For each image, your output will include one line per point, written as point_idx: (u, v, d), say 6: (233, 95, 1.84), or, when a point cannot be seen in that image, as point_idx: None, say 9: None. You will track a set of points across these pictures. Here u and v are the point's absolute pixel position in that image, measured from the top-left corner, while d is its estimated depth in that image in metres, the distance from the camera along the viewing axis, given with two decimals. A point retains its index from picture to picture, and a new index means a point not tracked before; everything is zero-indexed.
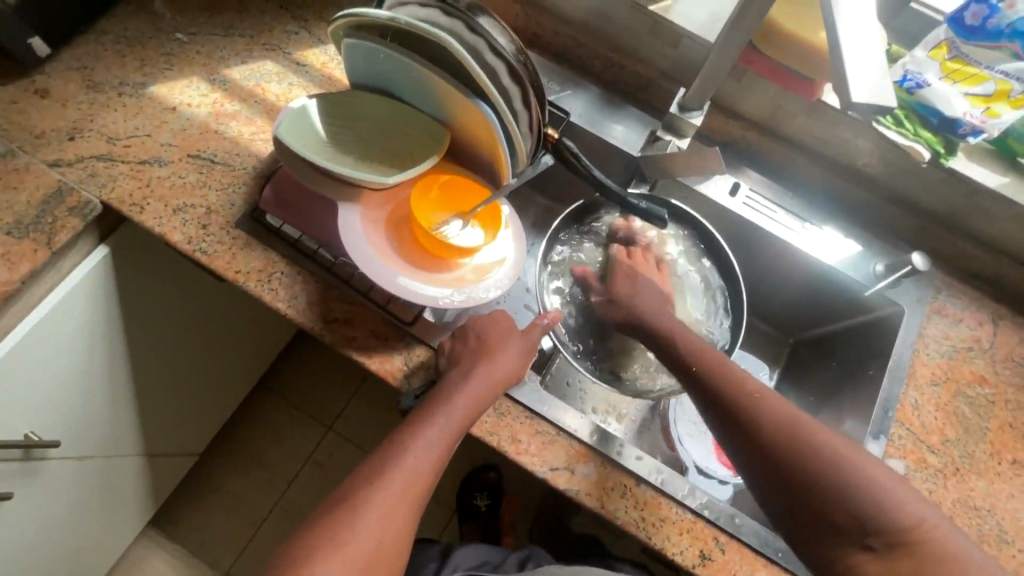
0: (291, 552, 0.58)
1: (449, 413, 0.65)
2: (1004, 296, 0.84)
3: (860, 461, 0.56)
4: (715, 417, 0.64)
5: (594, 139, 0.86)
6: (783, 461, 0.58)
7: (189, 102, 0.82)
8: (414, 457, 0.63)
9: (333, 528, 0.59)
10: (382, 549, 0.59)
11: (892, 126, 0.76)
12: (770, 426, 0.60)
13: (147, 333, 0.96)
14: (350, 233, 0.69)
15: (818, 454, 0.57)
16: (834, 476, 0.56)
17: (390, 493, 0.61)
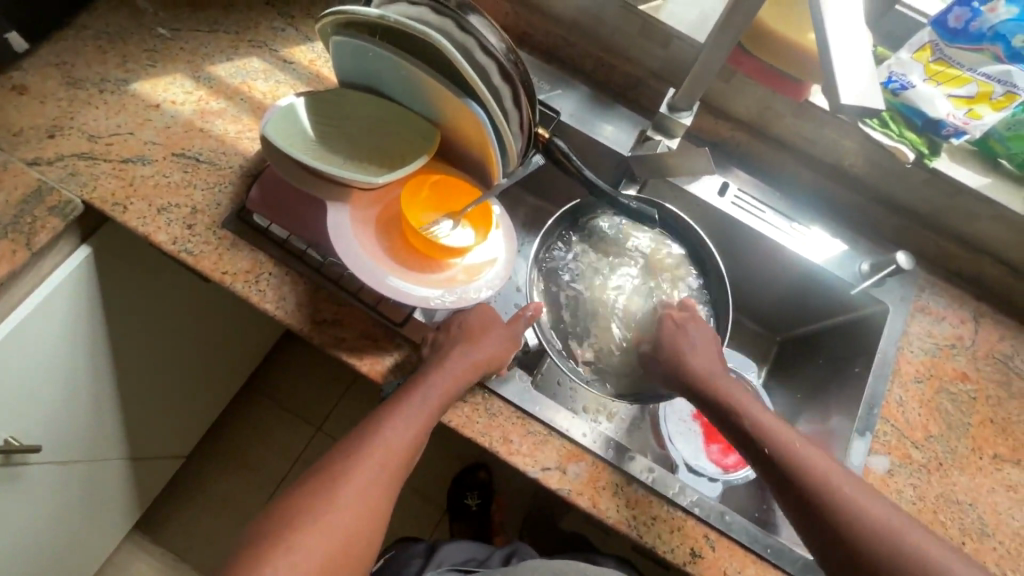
0: (267, 523, 0.58)
1: (428, 392, 0.65)
2: (985, 294, 0.86)
3: (895, 522, 0.59)
4: (794, 508, 0.62)
5: (584, 138, 0.86)
6: (827, 522, 0.60)
7: (173, 99, 0.80)
8: (393, 433, 0.63)
9: (312, 500, 0.58)
10: (359, 522, 0.59)
11: (878, 127, 0.78)
12: (816, 486, 0.61)
13: (130, 334, 0.94)
14: (339, 233, 0.68)
15: (861, 517, 0.59)
16: (874, 540, 0.58)
17: (369, 467, 0.61)
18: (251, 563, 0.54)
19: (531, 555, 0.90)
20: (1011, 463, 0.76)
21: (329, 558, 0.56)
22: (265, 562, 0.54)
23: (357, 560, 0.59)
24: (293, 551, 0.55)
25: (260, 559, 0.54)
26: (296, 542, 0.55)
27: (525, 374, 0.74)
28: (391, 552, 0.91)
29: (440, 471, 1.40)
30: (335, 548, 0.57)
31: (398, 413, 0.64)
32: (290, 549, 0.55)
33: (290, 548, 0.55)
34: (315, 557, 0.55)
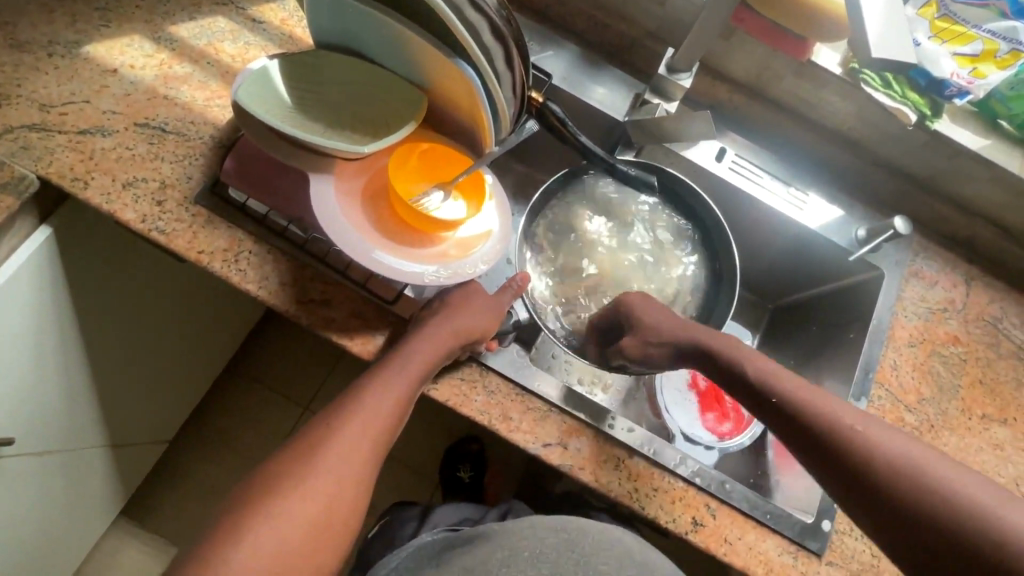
0: (240, 491, 0.52)
1: (411, 358, 0.60)
2: (976, 258, 0.86)
3: (921, 457, 0.53)
4: (793, 441, 0.59)
5: (578, 103, 0.82)
6: (832, 457, 0.55)
7: (132, 63, 0.74)
8: (377, 397, 0.58)
9: (289, 466, 0.53)
10: (343, 491, 0.53)
11: (881, 87, 0.75)
12: (816, 422, 0.57)
13: (102, 317, 0.89)
14: (323, 207, 0.64)
15: (879, 454, 0.53)
16: (898, 478, 0.52)
17: (352, 431, 0.55)
18: (223, 535, 0.49)
19: (528, 511, 0.84)
20: (999, 423, 0.77)
21: (310, 528, 0.51)
22: (239, 533, 0.48)
23: (343, 529, 0.53)
24: (270, 520, 0.50)
25: (233, 530, 0.49)
26: (272, 511, 0.50)
27: (521, 350, 0.72)
28: (387, 517, 0.87)
29: (432, 446, 1.39)
30: (316, 516, 0.51)
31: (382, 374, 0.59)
32: (265, 519, 0.50)
33: (265, 517, 0.50)
34: (296, 526, 0.50)
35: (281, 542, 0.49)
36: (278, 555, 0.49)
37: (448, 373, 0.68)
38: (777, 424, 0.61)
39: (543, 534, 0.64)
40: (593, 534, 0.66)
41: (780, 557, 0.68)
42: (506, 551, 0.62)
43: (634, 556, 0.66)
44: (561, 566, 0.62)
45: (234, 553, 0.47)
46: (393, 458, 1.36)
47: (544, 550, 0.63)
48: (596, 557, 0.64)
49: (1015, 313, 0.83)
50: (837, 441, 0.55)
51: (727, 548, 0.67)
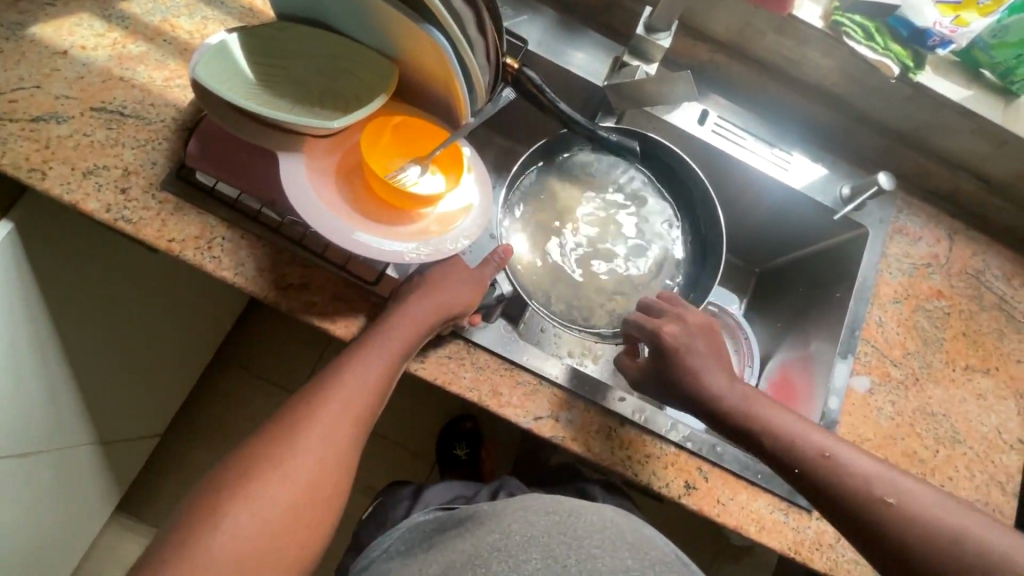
0: (218, 473, 0.51)
1: (390, 334, 0.59)
2: (958, 211, 0.86)
3: (941, 513, 0.56)
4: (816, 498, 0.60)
5: (557, 70, 0.79)
6: (862, 519, 0.58)
7: (83, 44, 0.70)
8: (356, 373, 0.57)
9: (268, 447, 0.51)
10: (325, 469, 0.52)
11: (863, 40, 0.73)
12: (842, 484, 0.59)
13: (75, 313, 0.86)
14: (296, 187, 0.61)
15: (901, 514, 0.57)
16: (924, 539, 0.55)
17: (332, 410, 0.54)
18: (202, 518, 0.47)
19: (521, 488, 0.83)
20: (982, 373, 0.78)
21: (293, 508, 0.50)
22: (220, 516, 0.47)
23: (327, 508, 0.52)
24: (252, 502, 0.49)
25: (212, 511, 0.48)
26: (253, 492, 0.49)
27: (508, 325, 0.71)
28: (382, 497, 0.88)
29: (427, 426, 1.39)
30: (300, 496, 0.50)
31: (363, 351, 0.58)
32: (247, 501, 0.48)
33: (246, 499, 0.49)
34: (278, 507, 0.49)
35: (264, 523, 0.48)
36: (261, 536, 0.48)
37: (434, 351, 0.67)
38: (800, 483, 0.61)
39: (533, 518, 0.61)
40: (587, 516, 0.63)
41: (771, 514, 0.69)
42: (494, 534, 0.60)
43: (629, 539, 0.61)
44: (550, 546, 0.58)
45: (216, 537, 0.47)
46: (388, 440, 1.37)
47: (535, 533, 0.59)
48: (588, 539, 0.59)
49: (997, 265, 0.84)
50: (869, 507, 0.57)
51: (720, 509, 0.68)
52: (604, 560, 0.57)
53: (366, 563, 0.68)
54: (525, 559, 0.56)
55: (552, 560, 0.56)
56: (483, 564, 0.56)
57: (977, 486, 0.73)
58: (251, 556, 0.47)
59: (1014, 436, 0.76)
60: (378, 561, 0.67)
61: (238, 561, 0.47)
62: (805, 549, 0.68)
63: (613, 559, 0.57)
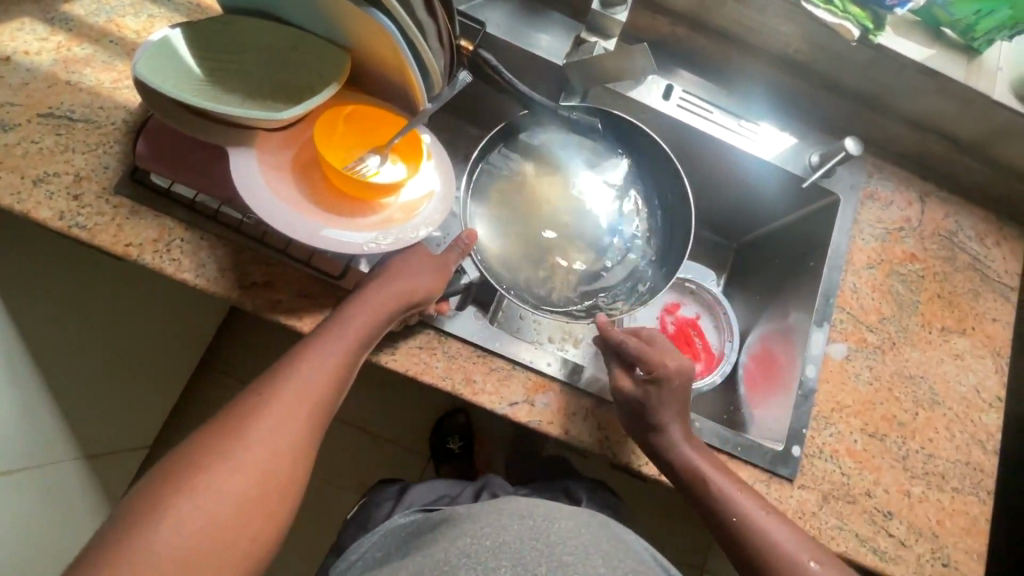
0: (165, 468, 0.50)
1: (346, 324, 0.58)
2: (928, 174, 0.86)
3: None
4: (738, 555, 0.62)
5: (517, 51, 0.78)
6: None
7: (25, 49, 0.68)
8: (311, 363, 0.56)
9: (218, 440, 0.51)
10: (279, 460, 0.52)
11: (821, 3, 0.73)
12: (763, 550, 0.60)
13: (43, 324, 0.85)
14: (249, 183, 0.60)
15: (778, 559, 0.59)
16: None
17: (286, 401, 0.53)
18: (145, 512, 0.46)
19: (504, 489, 0.82)
20: (958, 333, 0.78)
21: (243, 500, 0.49)
22: (164, 510, 0.46)
23: (281, 500, 0.51)
24: (199, 494, 0.48)
25: (156, 504, 0.47)
26: (201, 485, 0.48)
27: (479, 313, 0.71)
28: (368, 496, 0.87)
29: (416, 422, 1.38)
30: (252, 488, 0.50)
31: (319, 341, 0.57)
32: (194, 494, 0.47)
33: (194, 492, 0.48)
34: (227, 499, 0.48)
35: (211, 515, 0.47)
36: (210, 528, 0.47)
37: (405, 342, 0.66)
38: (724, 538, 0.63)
39: (508, 521, 0.60)
40: (562, 521, 0.62)
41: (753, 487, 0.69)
42: (467, 540, 0.58)
43: (602, 547, 0.61)
44: (520, 553, 0.56)
45: (159, 530, 0.45)
46: (378, 438, 1.36)
47: (507, 539, 0.58)
48: (560, 546, 0.58)
49: (969, 225, 0.84)
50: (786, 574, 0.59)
51: None
52: (576, 568, 0.56)
53: (344, 566, 0.68)
54: (495, 565, 0.55)
55: (523, 568, 0.55)
56: (452, 570, 0.55)
57: (957, 445, 0.73)
58: (196, 549, 0.46)
59: (992, 394, 0.76)
60: (356, 567, 0.66)
61: (184, 554, 0.46)
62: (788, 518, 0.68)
63: (586, 566, 0.57)
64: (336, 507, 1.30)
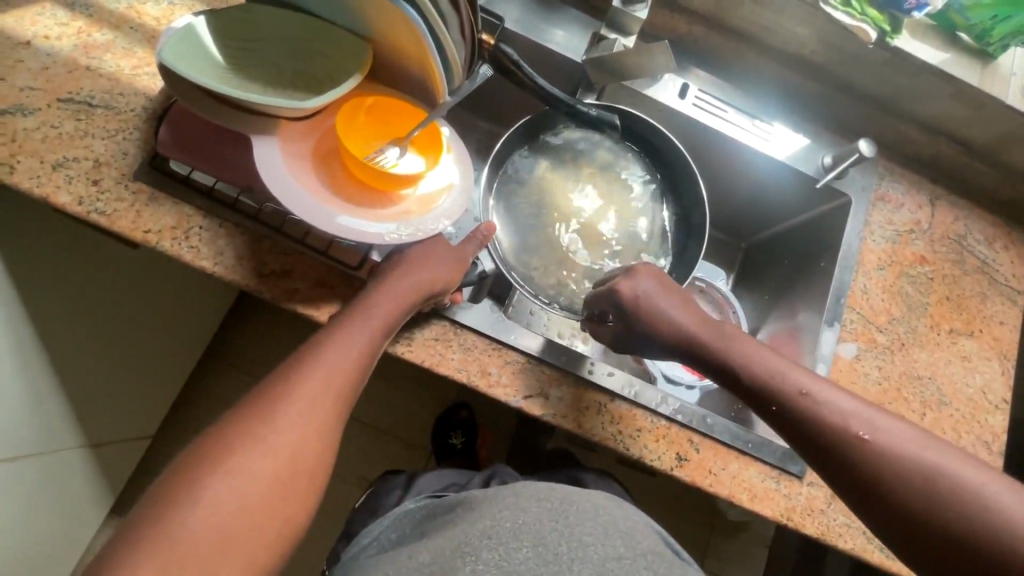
0: (197, 450, 0.50)
1: (370, 313, 0.59)
2: (939, 177, 0.87)
3: (938, 460, 0.52)
4: (787, 432, 0.58)
5: (534, 47, 0.79)
6: (837, 455, 0.55)
7: (46, 34, 0.68)
8: (336, 351, 0.56)
9: (248, 423, 0.51)
10: (307, 445, 0.52)
11: (839, 5, 0.73)
12: (816, 424, 0.56)
13: (54, 310, 0.85)
14: (272, 171, 0.60)
15: (830, 426, 0.55)
16: (915, 488, 0.51)
17: (314, 386, 0.54)
18: (180, 493, 0.46)
19: (514, 477, 0.83)
20: (965, 335, 0.79)
21: (274, 482, 0.50)
22: (199, 490, 0.47)
23: (311, 485, 0.52)
24: (234, 477, 0.48)
25: (190, 487, 0.47)
26: (233, 467, 0.48)
27: (494, 305, 0.71)
28: (374, 486, 0.87)
29: (420, 416, 1.38)
30: (282, 471, 0.50)
31: (343, 329, 0.57)
32: (228, 475, 0.48)
33: (225, 475, 0.48)
34: (260, 480, 0.49)
35: (245, 496, 0.48)
36: (243, 511, 0.48)
37: (420, 332, 0.67)
38: (775, 421, 0.59)
39: (527, 504, 0.61)
40: (579, 503, 0.63)
41: (762, 483, 0.70)
42: (486, 521, 0.59)
43: (622, 527, 0.61)
44: (541, 532, 0.57)
45: (194, 511, 0.46)
46: (382, 431, 1.36)
47: (526, 520, 0.58)
48: (580, 527, 0.59)
49: (978, 229, 0.85)
50: (839, 443, 0.55)
51: (712, 479, 0.69)
52: (596, 547, 0.56)
53: (356, 549, 0.68)
54: (516, 547, 0.55)
55: (544, 549, 0.55)
56: (473, 551, 0.55)
57: (964, 447, 0.73)
58: (231, 530, 0.47)
59: (998, 396, 0.77)
60: (370, 548, 0.67)
61: (219, 536, 0.46)
62: (796, 515, 0.69)
63: (605, 546, 0.57)
64: (340, 499, 1.30)
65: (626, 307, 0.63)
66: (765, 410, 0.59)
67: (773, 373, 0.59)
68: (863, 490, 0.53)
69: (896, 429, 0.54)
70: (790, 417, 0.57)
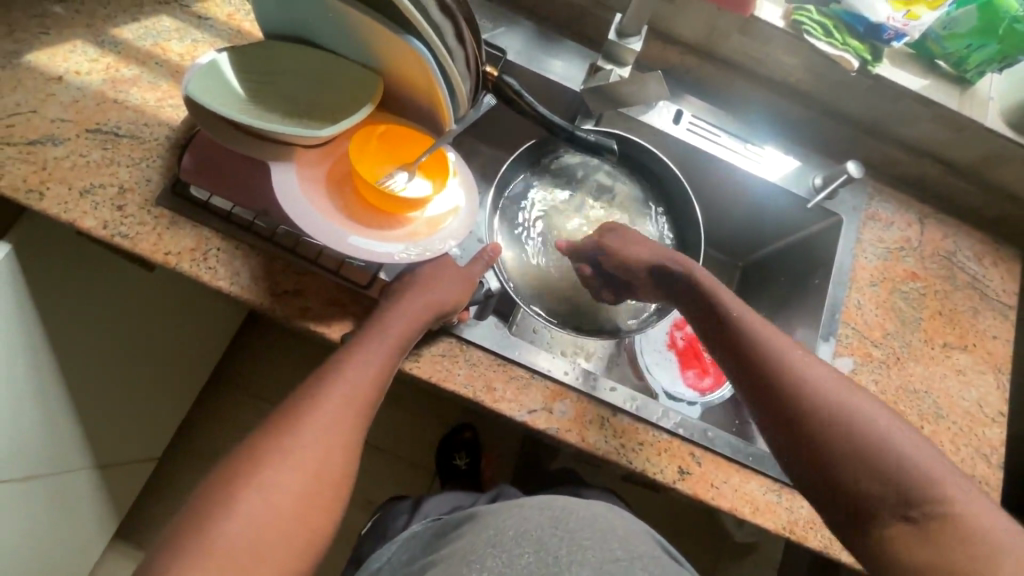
0: (226, 469, 0.52)
1: (383, 333, 0.61)
2: (926, 196, 0.90)
3: (853, 399, 0.55)
4: (727, 357, 0.63)
5: (535, 77, 0.83)
6: (765, 382, 0.58)
7: (77, 70, 0.72)
8: (351, 371, 0.58)
9: (271, 442, 0.53)
10: (328, 463, 0.54)
11: (822, 37, 0.77)
12: (754, 353, 0.60)
13: (73, 332, 0.88)
14: (289, 196, 0.64)
15: (766, 355, 0.59)
16: (822, 415, 0.55)
17: (335, 403, 0.56)
18: (217, 507, 0.49)
19: (520, 495, 0.84)
20: (959, 349, 0.81)
21: (298, 499, 0.51)
22: (234, 504, 0.49)
23: (333, 500, 0.54)
24: (261, 494, 0.50)
25: (220, 505, 0.49)
26: (260, 485, 0.50)
27: (499, 322, 0.74)
28: (381, 512, 0.88)
29: (425, 436, 1.39)
30: (306, 488, 0.52)
31: (357, 350, 0.59)
32: (260, 490, 0.50)
33: (254, 492, 0.50)
34: (289, 494, 0.51)
35: (274, 510, 0.50)
36: (271, 527, 0.49)
37: (428, 349, 0.69)
38: (723, 350, 0.63)
39: (530, 514, 0.62)
40: (579, 512, 0.64)
41: (764, 496, 0.71)
42: (491, 531, 0.60)
43: (620, 533, 0.63)
44: (542, 538, 0.59)
45: (229, 524, 0.48)
46: (387, 452, 1.37)
47: (529, 528, 0.60)
48: (579, 532, 0.60)
49: (967, 246, 0.88)
50: (768, 369, 0.59)
51: (714, 492, 0.70)
52: (595, 551, 0.58)
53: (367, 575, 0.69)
54: (519, 553, 0.57)
55: (545, 553, 0.57)
56: (479, 559, 0.57)
57: (962, 459, 0.75)
58: (262, 547, 0.49)
59: (994, 409, 0.78)
60: (382, 572, 0.68)
61: (249, 552, 0.48)
62: (799, 528, 0.70)
63: (602, 548, 0.59)
64: (344, 521, 1.30)
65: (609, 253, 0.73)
66: (715, 338, 0.64)
67: (780, 357, 0.59)
68: (778, 414, 0.57)
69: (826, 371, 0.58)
70: (733, 346, 0.62)
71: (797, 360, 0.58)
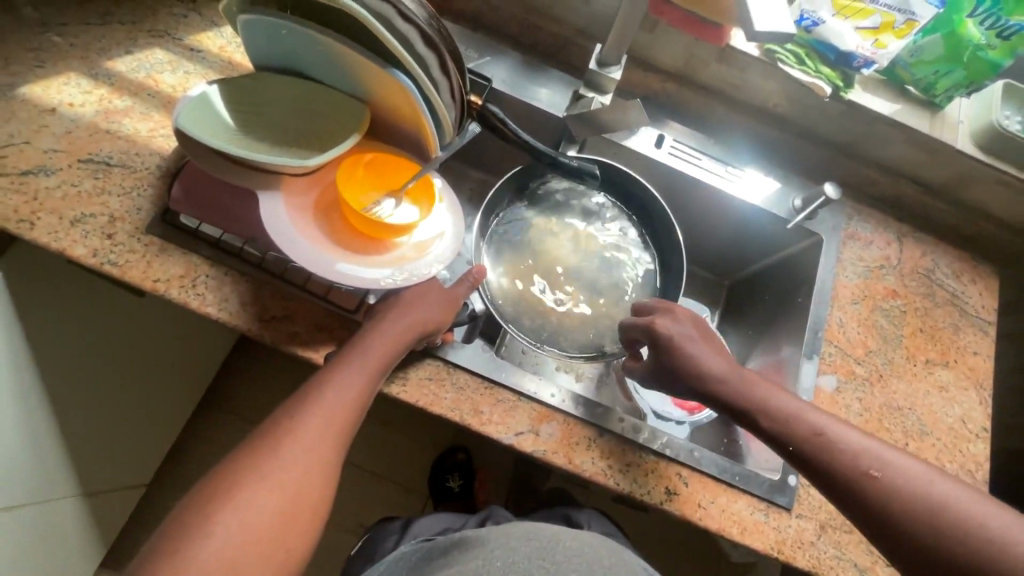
0: (209, 483, 0.53)
1: (367, 354, 0.62)
2: (904, 215, 0.92)
3: (936, 489, 0.57)
4: (805, 470, 0.61)
5: (521, 104, 0.85)
6: (853, 496, 0.58)
7: (71, 101, 0.74)
8: (334, 390, 0.58)
9: (253, 458, 0.53)
10: (309, 480, 0.54)
11: (796, 65, 0.80)
12: (829, 462, 0.60)
13: (63, 359, 0.88)
14: (276, 223, 0.65)
15: (844, 465, 0.59)
16: (922, 519, 0.56)
17: (315, 422, 0.56)
18: (193, 524, 0.49)
19: (509, 517, 0.84)
20: (941, 366, 0.82)
21: (278, 516, 0.52)
22: (209, 524, 0.49)
23: (313, 518, 0.54)
24: (241, 510, 0.50)
25: (200, 520, 0.50)
26: (240, 501, 0.51)
27: (485, 345, 0.74)
28: (370, 534, 0.87)
29: (418, 458, 1.38)
30: (286, 505, 0.52)
31: (341, 370, 0.60)
32: (236, 509, 0.50)
33: (235, 508, 0.50)
34: (265, 513, 0.51)
35: (252, 527, 0.50)
36: (250, 542, 0.50)
37: (414, 372, 0.69)
38: (799, 465, 0.62)
39: (515, 544, 0.63)
40: (566, 541, 0.65)
41: (752, 516, 0.71)
42: (478, 560, 0.61)
43: (606, 564, 0.63)
44: (529, 568, 0.59)
45: (209, 541, 0.49)
46: (379, 475, 1.35)
47: (516, 559, 0.61)
48: (567, 563, 0.61)
49: (945, 263, 0.89)
50: (852, 482, 0.59)
51: (702, 512, 0.70)
52: None
53: None
54: None
55: None
56: None
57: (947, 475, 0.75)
58: (240, 561, 0.49)
59: (978, 425, 0.79)
60: None
61: (225, 566, 0.48)
62: (787, 548, 0.70)
63: None
64: (335, 546, 1.28)
65: (661, 345, 0.65)
66: (782, 451, 0.63)
67: (855, 465, 0.59)
68: (878, 525, 0.57)
69: (900, 463, 0.59)
70: (805, 459, 0.61)
71: (869, 467, 0.59)
